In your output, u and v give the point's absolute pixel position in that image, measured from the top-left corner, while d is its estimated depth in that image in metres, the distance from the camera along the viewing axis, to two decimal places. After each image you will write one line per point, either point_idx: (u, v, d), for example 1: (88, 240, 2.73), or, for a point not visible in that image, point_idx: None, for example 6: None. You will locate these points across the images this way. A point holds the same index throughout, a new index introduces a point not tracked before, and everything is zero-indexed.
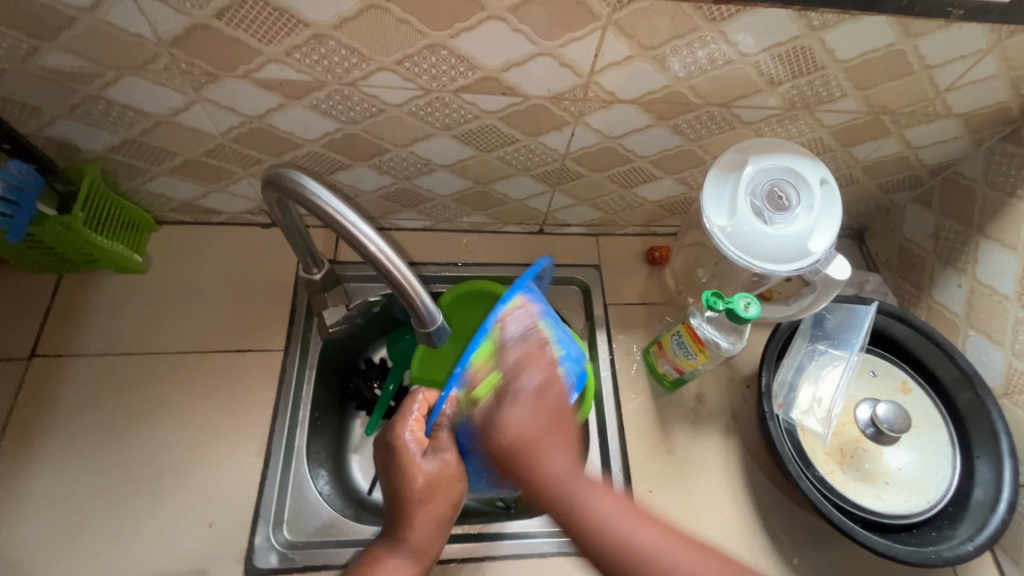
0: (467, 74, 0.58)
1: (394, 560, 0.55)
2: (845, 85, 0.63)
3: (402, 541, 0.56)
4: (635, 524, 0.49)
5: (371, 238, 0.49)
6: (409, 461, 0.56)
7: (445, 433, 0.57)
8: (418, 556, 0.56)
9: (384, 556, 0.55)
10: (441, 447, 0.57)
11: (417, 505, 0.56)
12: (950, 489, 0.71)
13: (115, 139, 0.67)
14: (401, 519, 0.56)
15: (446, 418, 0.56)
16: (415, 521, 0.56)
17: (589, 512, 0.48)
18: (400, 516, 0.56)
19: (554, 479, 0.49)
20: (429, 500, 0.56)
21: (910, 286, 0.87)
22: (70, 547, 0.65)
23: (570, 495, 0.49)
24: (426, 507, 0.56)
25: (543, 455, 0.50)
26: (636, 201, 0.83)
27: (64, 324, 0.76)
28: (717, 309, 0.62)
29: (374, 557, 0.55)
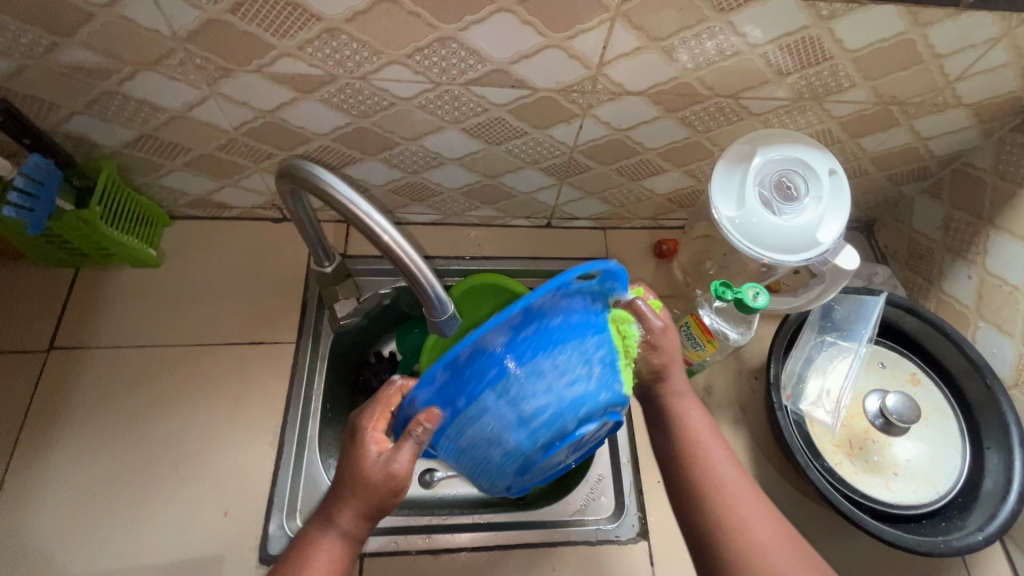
0: (476, 66, 0.59)
1: (328, 541, 0.50)
2: (853, 76, 0.63)
3: (333, 525, 0.50)
4: (731, 468, 0.55)
5: (384, 228, 0.50)
6: (361, 454, 0.48)
7: (408, 448, 0.45)
8: (348, 543, 0.50)
9: (319, 541, 0.50)
10: (396, 457, 0.46)
11: (351, 495, 0.48)
12: (960, 480, 0.71)
13: (130, 134, 0.68)
14: (336, 502, 0.49)
15: (419, 430, 0.43)
16: (345, 508, 0.49)
17: (690, 436, 0.57)
18: (335, 501, 0.50)
19: (677, 409, 0.59)
20: (363, 497, 0.48)
21: (919, 278, 0.86)
22: (90, 534, 0.66)
23: (687, 426, 0.58)
24: (365, 501, 0.48)
25: (679, 406, 0.59)
26: (643, 194, 0.83)
27: (81, 317, 0.77)
28: (725, 299, 0.62)
29: (308, 540, 0.50)
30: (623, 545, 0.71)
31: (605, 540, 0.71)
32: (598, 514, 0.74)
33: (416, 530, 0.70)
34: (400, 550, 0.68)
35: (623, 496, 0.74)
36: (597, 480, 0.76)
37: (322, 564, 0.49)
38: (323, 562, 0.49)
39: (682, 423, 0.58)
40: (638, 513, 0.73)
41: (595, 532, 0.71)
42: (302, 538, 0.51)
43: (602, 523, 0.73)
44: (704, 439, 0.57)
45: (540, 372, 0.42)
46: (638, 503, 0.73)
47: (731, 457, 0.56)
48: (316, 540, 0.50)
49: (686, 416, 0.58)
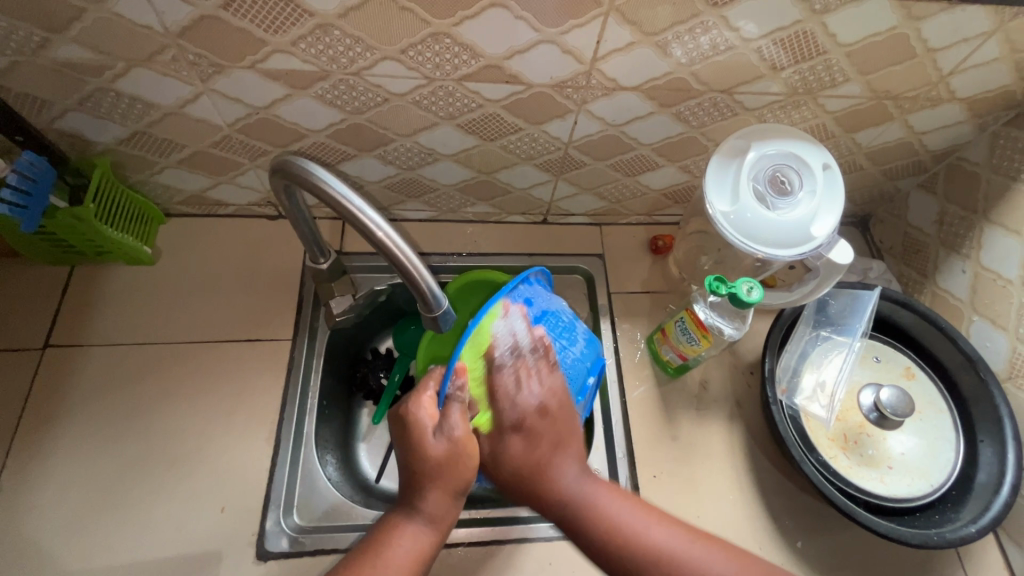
0: (470, 62, 0.59)
1: (411, 528, 0.53)
2: (848, 70, 0.63)
3: (416, 514, 0.53)
4: (644, 519, 0.54)
5: (379, 224, 0.50)
6: (420, 434, 0.53)
7: (456, 413, 0.53)
8: (431, 530, 0.53)
9: (400, 526, 0.53)
10: (451, 425, 0.53)
11: (433, 478, 0.52)
12: (954, 473, 0.71)
13: (124, 131, 0.68)
14: (416, 491, 0.53)
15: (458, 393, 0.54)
16: (428, 493, 0.53)
17: (587, 502, 0.55)
18: (415, 489, 0.53)
19: (566, 491, 0.55)
20: (442, 475, 0.52)
21: (914, 272, 0.87)
22: (87, 531, 0.66)
23: (561, 494, 0.55)
24: (443, 483, 0.53)
25: (551, 476, 0.56)
26: (638, 190, 0.83)
27: (77, 314, 0.77)
28: (719, 294, 0.62)
29: (390, 524, 0.53)
30: None
31: None
32: None
33: None
34: None
35: None
36: (593, 475, 0.77)
37: (405, 548, 0.52)
38: (406, 548, 0.52)
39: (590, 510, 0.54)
40: None
41: None
42: (380, 528, 0.54)
43: None
44: (614, 508, 0.55)
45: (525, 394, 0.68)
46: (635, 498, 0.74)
47: (634, 505, 0.55)
48: (394, 533, 0.53)
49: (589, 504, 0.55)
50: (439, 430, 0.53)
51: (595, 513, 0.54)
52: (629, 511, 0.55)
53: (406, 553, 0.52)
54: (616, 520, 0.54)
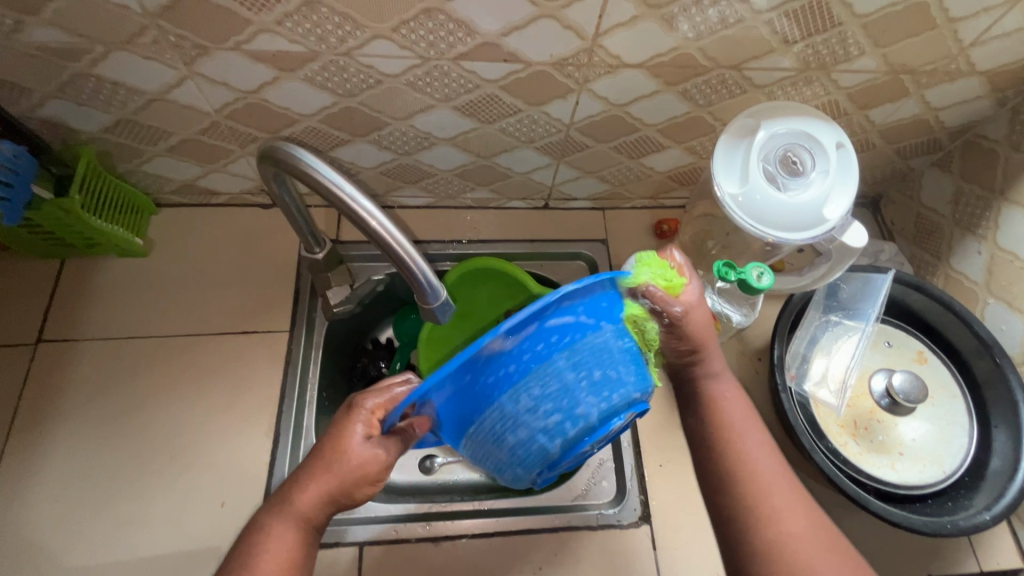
0: (466, 40, 0.56)
1: (282, 530, 0.47)
2: (863, 43, 0.60)
3: (292, 515, 0.47)
4: (765, 457, 0.52)
5: (373, 214, 0.48)
6: (346, 439, 0.48)
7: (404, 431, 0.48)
8: (307, 534, 0.48)
9: (273, 527, 0.47)
10: (382, 442, 0.48)
11: (317, 476, 0.47)
12: (967, 460, 0.70)
13: (108, 119, 0.66)
14: (294, 487, 0.48)
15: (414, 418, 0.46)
16: (305, 496, 0.47)
17: (720, 411, 0.55)
18: (295, 486, 0.48)
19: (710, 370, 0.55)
20: (327, 474, 0.47)
21: (927, 255, 0.84)
22: (87, 527, 0.66)
23: (719, 403, 0.55)
24: (338, 484, 0.47)
25: (715, 406, 0.55)
26: (643, 172, 0.81)
27: (69, 309, 0.76)
28: (729, 280, 0.59)
29: (262, 526, 0.47)
30: (625, 529, 0.70)
31: (608, 524, 0.70)
32: (600, 498, 0.73)
33: (417, 518, 0.70)
34: (401, 538, 0.68)
35: (625, 480, 0.73)
36: (598, 464, 0.75)
37: (273, 553, 0.46)
38: (272, 552, 0.46)
39: (716, 407, 0.55)
40: (640, 497, 0.72)
41: (597, 517, 0.71)
42: (254, 524, 0.48)
43: (604, 508, 0.72)
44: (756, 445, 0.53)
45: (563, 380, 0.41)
46: (641, 487, 0.73)
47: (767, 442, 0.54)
48: (258, 543, 0.47)
49: (723, 398, 0.55)
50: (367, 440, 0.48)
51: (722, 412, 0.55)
52: (762, 454, 0.53)
53: (278, 553, 0.46)
54: (743, 449, 0.53)
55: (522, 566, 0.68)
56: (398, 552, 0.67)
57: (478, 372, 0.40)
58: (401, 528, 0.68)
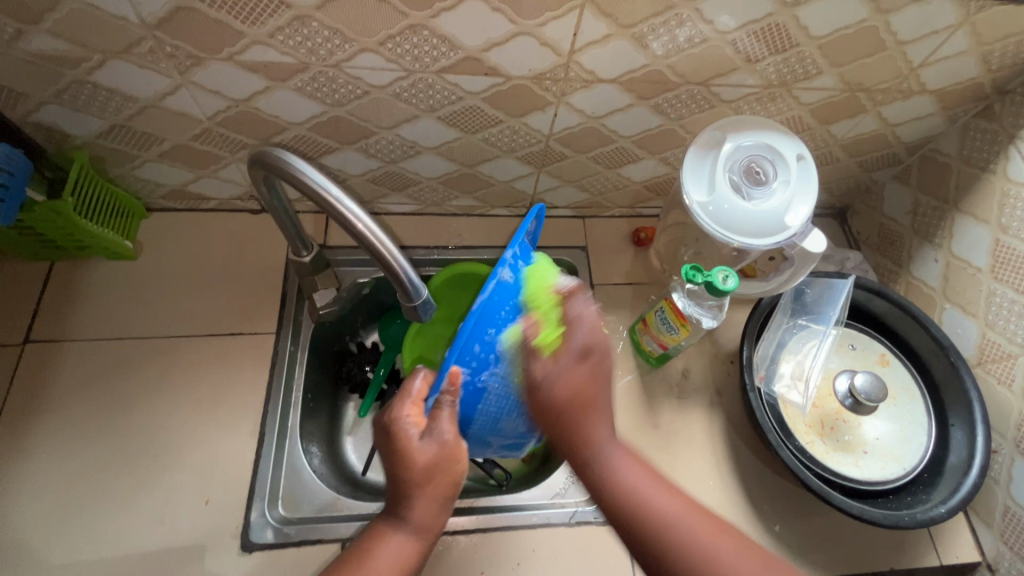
0: (449, 54, 0.59)
1: (398, 537, 0.53)
2: (820, 63, 0.65)
3: (402, 522, 0.53)
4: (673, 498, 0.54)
5: (358, 216, 0.50)
6: (406, 443, 0.53)
7: (445, 413, 0.53)
8: (418, 540, 0.53)
9: (386, 535, 0.53)
10: (440, 429, 0.53)
11: (419, 486, 0.53)
12: (926, 457, 0.73)
13: (102, 125, 0.68)
14: (406, 499, 0.53)
15: (447, 397, 0.52)
16: (415, 502, 0.53)
17: (624, 483, 0.54)
18: (402, 498, 0.53)
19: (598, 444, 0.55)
20: (430, 483, 0.53)
21: (890, 262, 0.88)
22: (69, 523, 0.66)
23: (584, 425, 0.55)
24: (427, 490, 0.53)
25: (594, 446, 0.55)
26: (620, 182, 0.84)
27: (57, 310, 0.77)
28: (696, 282, 0.62)
29: (376, 532, 0.54)
30: (602, 526, 0.73)
31: (586, 521, 0.73)
32: (578, 496, 0.75)
33: None
34: None
35: None
36: None
37: (389, 558, 0.52)
38: (391, 556, 0.52)
39: (615, 473, 0.54)
40: None
41: (576, 513, 0.73)
42: (367, 535, 0.55)
43: (582, 505, 0.74)
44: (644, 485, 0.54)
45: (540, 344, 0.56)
46: None
47: (651, 477, 0.55)
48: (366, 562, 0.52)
49: (615, 465, 0.54)
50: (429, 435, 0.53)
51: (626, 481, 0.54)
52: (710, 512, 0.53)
53: (390, 557, 0.52)
54: (647, 498, 0.53)
55: (502, 563, 0.70)
56: None
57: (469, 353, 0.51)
58: None
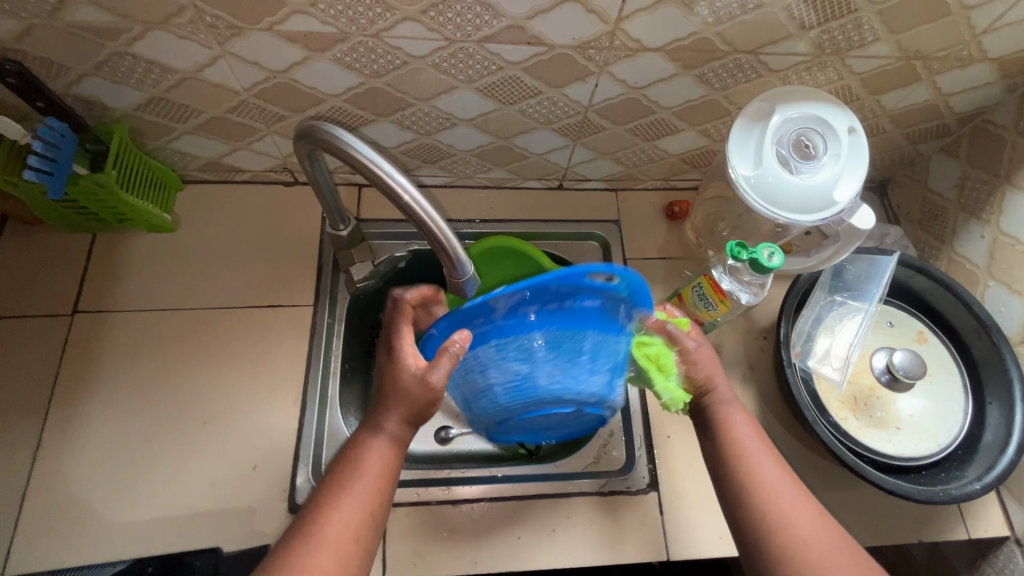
0: (492, 23, 0.58)
1: (376, 444, 0.54)
2: (878, 29, 0.61)
3: (382, 431, 0.55)
4: (793, 496, 0.56)
5: (407, 190, 0.51)
6: (403, 372, 0.54)
7: (448, 359, 0.51)
8: (396, 448, 0.55)
9: (368, 443, 0.54)
10: (433, 372, 0.52)
11: (397, 399, 0.54)
12: (961, 434, 0.73)
13: (140, 97, 0.68)
14: (387, 411, 0.55)
15: (454, 347, 0.51)
16: (393, 411, 0.55)
17: (744, 477, 0.57)
18: (381, 407, 0.55)
19: (745, 446, 0.59)
20: (407, 399, 0.54)
21: (931, 238, 0.86)
22: (126, 484, 0.70)
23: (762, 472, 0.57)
24: (404, 407, 0.54)
25: (746, 442, 0.59)
26: (656, 154, 0.83)
27: (102, 281, 0.79)
28: (741, 259, 0.61)
29: (358, 442, 0.55)
30: (633, 494, 0.75)
31: (617, 490, 0.75)
32: (610, 467, 0.77)
33: (437, 482, 0.74)
34: (421, 500, 0.72)
35: (634, 449, 0.78)
36: (608, 436, 0.79)
37: (372, 462, 0.53)
38: (373, 461, 0.54)
39: (743, 467, 0.58)
40: (648, 465, 0.77)
41: (607, 483, 0.75)
42: (348, 445, 0.56)
43: (614, 475, 0.76)
44: (775, 472, 0.57)
45: (537, 358, 0.52)
46: (649, 456, 0.77)
47: (775, 461, 0.58)
48: (346, 480, 0.53)
49: (754, 458, 0.58)
50: (422, 371, 0.54)
51: (763, 474, 0.57)
52: (813, 519, 0.55)
53: (373, 462, 0.54)
54: (754, 506, 0.56)
55: (536, 528, 0.72)
56: (422, 512, 0.72)
57: (489, 312, 0.51)
58: (422, 491, 0.73)
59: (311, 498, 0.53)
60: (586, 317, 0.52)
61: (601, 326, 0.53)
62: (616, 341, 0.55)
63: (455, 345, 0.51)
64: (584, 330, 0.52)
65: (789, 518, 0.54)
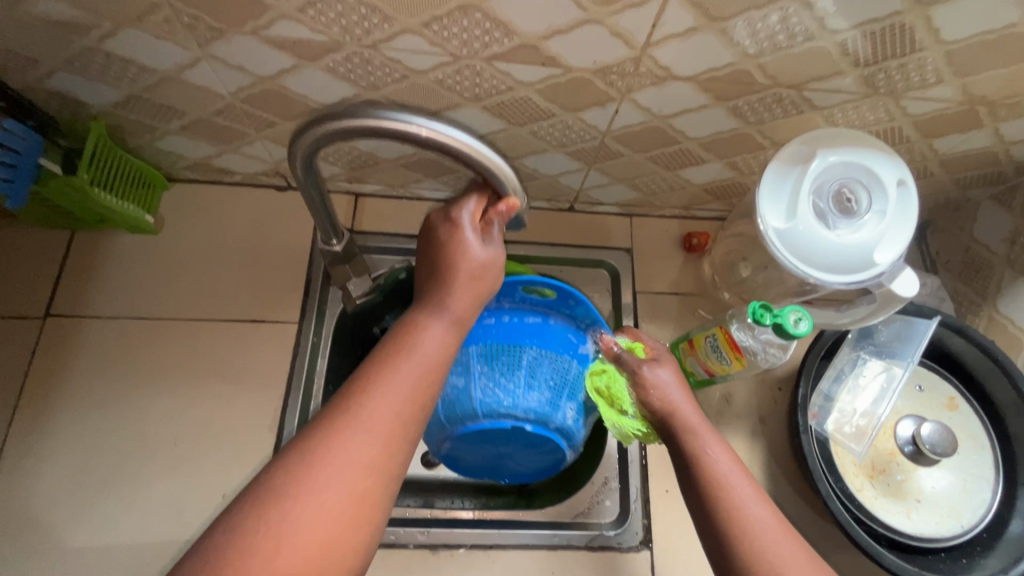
0: (503, 41, 0.51)
1: (435, 327, 0.50)
2: (942, 71, 0.54)
3: (445, 311, 0.51)
4: (784, 538, 0.47)
5: (412, 122, 0.46)
6: (465, 241, 0.52)
7: (497, 229, 0.54)
8: (457, 331, 0.51)
9: (425, 327, 0.50)
10: (493, 239, 0.54)
11: (462, 280, 0.52)
12: (987, 516, 0.67)
13: (118, 95, 0.62)
14: (445, 286, 0.52)
15: (503, 214, 0.53)
16: (457, 292, 0.52)
17: (721, 503, 0.49)
18: (444, 287, 0.52)
19: (718, 471, 0.51)
20: (474, 283, 0.52)
21: (971, 292, 0.79)
22: (90, 505, 0.66)
23: (749, 513, 0.48)
24: (471, 288, 0.52)
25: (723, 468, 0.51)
26: (677, 183, 0.76)
27: (77, 284, 0.74)
28: (763, 323, 0.55)
29: (415, 323, 0.50)
30: (624, 552, 0.70)
31: (608, 546, 0.70)
32: (602, 518, 0.72)
33: (416, 523, 0.70)
34: (398, 542, 0.68)
35: (629, 502, 0.72)
36: (603, 483, 0.74)
37: (432, 343, 0.49)
38: (432, 342, 0.49)
39: (716, 495, 0.49)
40: (643, 520, 0.71)
41: (598, 537, 0.70)
42: (401, 326, 0.50)
43: (605, 529, 0.71)
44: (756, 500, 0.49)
45: (490, 366, 0.61)
46: (644, 511, 0.72)
47: (756, 488, 0.50)
48: (391, 366, 0.47)
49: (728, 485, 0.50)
50: (480, 242, 0.53)
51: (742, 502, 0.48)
52: (809, 565, 0.45)
53: (432, 346, 0.49)
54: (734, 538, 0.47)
55: None
56: (397, 556, 0.68)
57: None
58: (399, 533, 0.69)
59: (348, 382, 0.46)
60: (531, 330, 0.63)
61: (547, 343, 0.63)
62: (563, 360, 0.63)
63: (502, 218, 0.53)
64: (527, 341, 0.62)
65: (779, 567, 0.45)
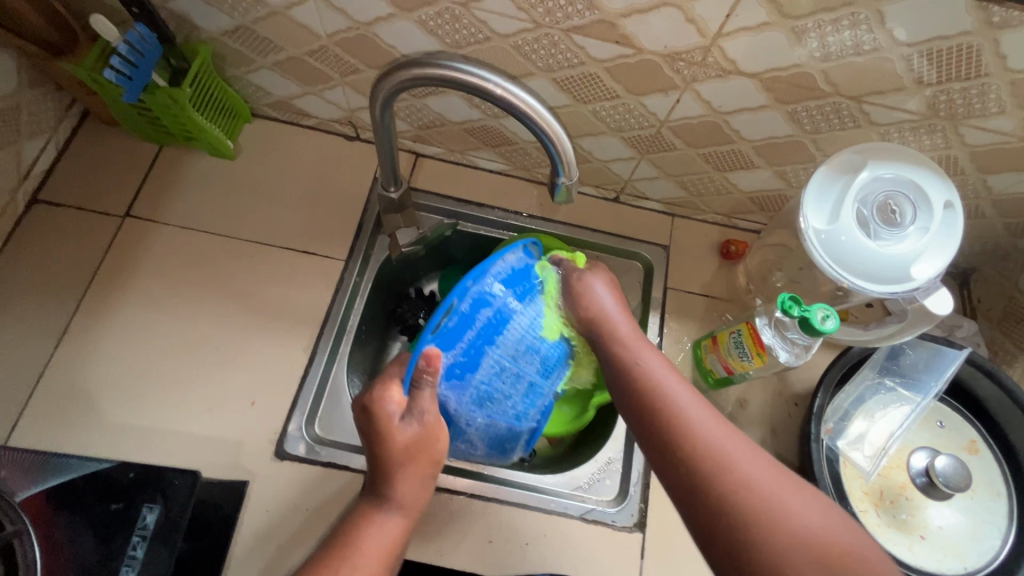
0: (584, 13, 0.55)
1: (383, 517, 0.53)
2: (1005, 100, 0.55)
3: (389, 503, 0.54)
4: (709, 420, 0.50)
5: (486, 78, 0.49)
6: (388, 422, 0.54)
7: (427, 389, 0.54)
8: (400, 519, 0.54)
9: (374, 519, 0.53)
10: (421, 408, 0.55)
11: (400, 463, 0.54)
12: (993, 563, 0.66)
13: (229, 23, 0.69)
14: (387, 481, 0.54)
15: (428, 375, 0.54)
16: (399, 480, 0.54)
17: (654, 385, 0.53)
18: (385, 476, 0.54)
19: (649, 369, 0.55)
20: (411, 460, 0.54)
21: (1009, 342, 0.78)
22: (132, 389, 0.72)
23: (691, 414, 0.50)
24: (413, 461, 0.54)
25: (652, 369, 0.55)
26: (724, 187, 0.78)
27: (156, 192, 0.81)
28: (791, 314, 0.57)
29: (362, 516, 0.54)
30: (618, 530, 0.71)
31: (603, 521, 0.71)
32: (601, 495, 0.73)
33: None
34: None
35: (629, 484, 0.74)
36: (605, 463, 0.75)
37: (378, 539, 0.52)
38: (378, 538, 0.52)
39: (651, 389, 0.53)
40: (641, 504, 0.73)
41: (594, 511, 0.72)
42: (351, 519, 0.54)
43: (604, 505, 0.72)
44: (678, 391, 0.53)
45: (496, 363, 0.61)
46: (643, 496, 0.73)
47: (693, 393, 0.52)
48: (376, 513, 0.54)
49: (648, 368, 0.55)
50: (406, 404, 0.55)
51: (665, 392, 0.53)
52: (745, 445, 0.48)
53: (380, 544, 0.52)
54: (679, 413, 0.50)
55: (511, 537, 0.70)
56: None
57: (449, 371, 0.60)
58: None
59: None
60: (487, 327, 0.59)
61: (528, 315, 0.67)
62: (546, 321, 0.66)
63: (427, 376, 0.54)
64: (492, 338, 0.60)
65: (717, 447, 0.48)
